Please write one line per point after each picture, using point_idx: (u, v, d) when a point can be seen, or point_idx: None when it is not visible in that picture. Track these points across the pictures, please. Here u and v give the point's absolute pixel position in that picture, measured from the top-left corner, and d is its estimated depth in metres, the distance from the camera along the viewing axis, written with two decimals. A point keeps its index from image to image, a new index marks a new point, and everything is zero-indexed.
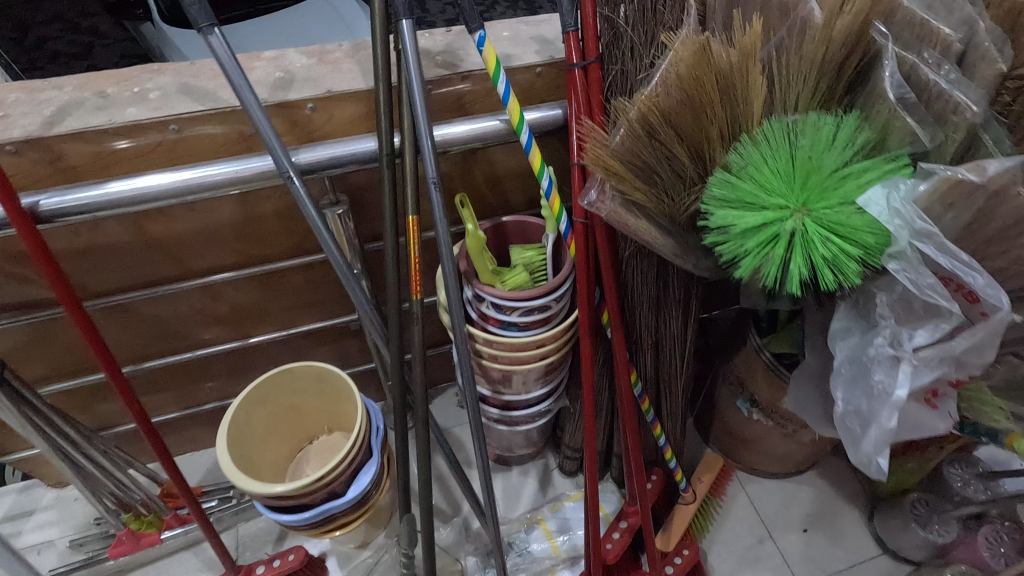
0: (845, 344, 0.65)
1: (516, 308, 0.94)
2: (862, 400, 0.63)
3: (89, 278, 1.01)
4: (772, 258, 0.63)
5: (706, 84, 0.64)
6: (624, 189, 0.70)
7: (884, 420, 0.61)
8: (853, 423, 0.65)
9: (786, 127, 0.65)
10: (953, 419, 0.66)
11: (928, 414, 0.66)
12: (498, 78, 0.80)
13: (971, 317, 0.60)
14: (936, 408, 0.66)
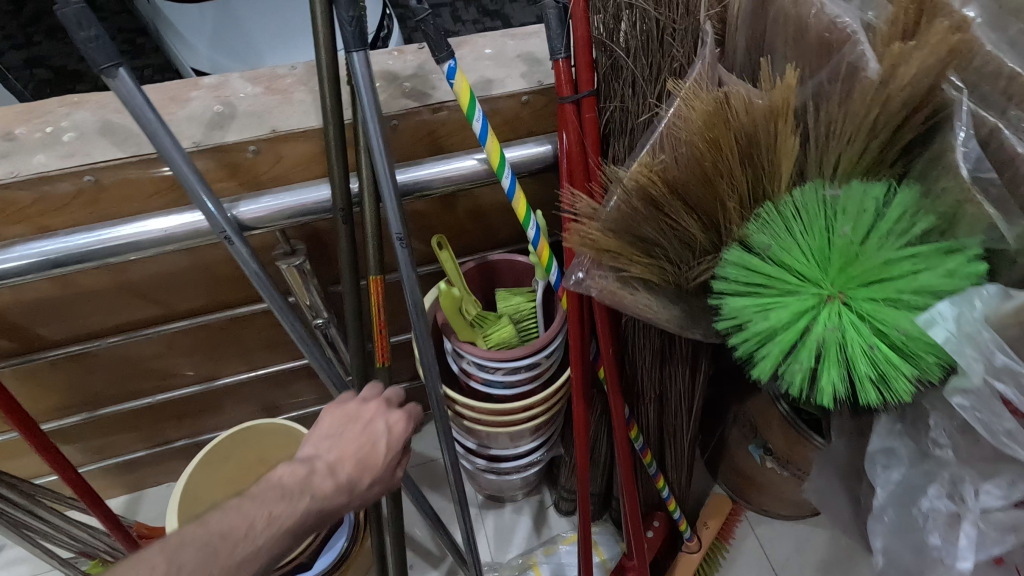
0: (886, 480, 0.55)
1: (500, 368, 0.84)
2: (909, 558, 0.54)
3: (28, 326, 0.91)
4: (800, 370, 0.51)
5: (721, 151, 0.51)
6: (619, 266, 0.57)
7: None
8: None
9: (824, 205, 0.52)
10: None
11: None
12: (472, 116, 0.67)
13: None
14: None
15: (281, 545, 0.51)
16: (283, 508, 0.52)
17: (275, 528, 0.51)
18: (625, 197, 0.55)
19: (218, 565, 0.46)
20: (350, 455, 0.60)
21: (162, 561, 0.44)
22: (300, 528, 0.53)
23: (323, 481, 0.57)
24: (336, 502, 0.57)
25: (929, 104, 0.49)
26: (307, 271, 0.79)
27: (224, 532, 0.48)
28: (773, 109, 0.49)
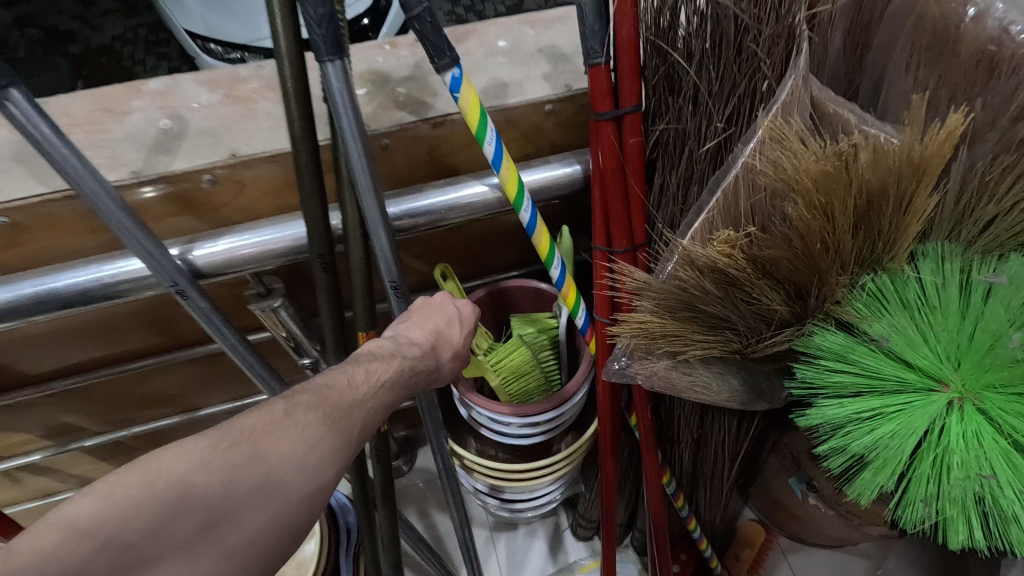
0: None
1: (514, 422, 0.71)
2: None
3: None
4: (922, 506, 0.38)
5: (838, 218, 0.37)
6: (675, 350, 0.45)
7: None
8: None
9: (966, 288, 0.39)
10: None
11: None
12: (482, 138, 0.52)
13: None
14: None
15: (386, 406, 0.41)
16: (379, 365, 0.43)
17: (389, 374, 0.42)
18: (690, 269, 0.42)
19: (331, 407, 0.37)
20: (431, 327, 0.51)
21: (278, 403, 0.36)
22: (403, 386, 0.44)
23: (417, 346, 0.48)
24: (429, 367, 0.48)
25: None
26: (286, 314, 0.66)
27: (329, 375, 0.39)
28: (910, 163, 0.36)
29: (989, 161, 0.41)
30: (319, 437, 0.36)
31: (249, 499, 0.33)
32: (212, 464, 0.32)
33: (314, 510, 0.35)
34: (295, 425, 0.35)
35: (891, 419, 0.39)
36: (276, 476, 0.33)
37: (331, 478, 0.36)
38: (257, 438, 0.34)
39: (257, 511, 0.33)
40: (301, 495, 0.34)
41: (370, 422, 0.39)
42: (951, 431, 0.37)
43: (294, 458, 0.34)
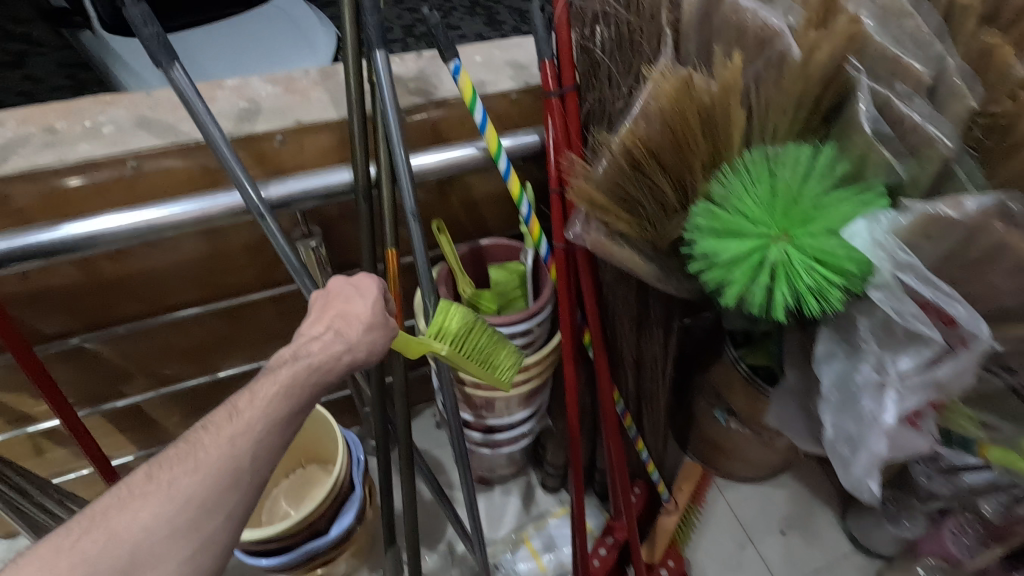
0: (830, 369, 0.63)
1: (498, 334, 0.94)
2: (851, 425, 0.62)
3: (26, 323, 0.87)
4: (757, 285, 0.64)
5: (689, 118, 0.63)
6: (606, 222, 0.70)
7: (874, 446, 0.59)
8: (841, 448, 0.63)
9: (767, 157, 0.65)
10: (935, 438, 0.62)
11: (913, 434, 0.61)
12: (474, 107, 0.78)
13: (952, 343, 0.57)
14: (920, 430, 0.61)
15: (272, 424, 0.54)
16: (267, 385, 0.55)
17: (265, 398, 0.55)
18: (613, 164, 0.67)
19: (197, 464, 0.51)
20: (335, 317, 0.62)
21: (145, 476, 0.50)
22: (293, 394, 0.56)
23: (316, 343, 0.60)
24: (336, 355, 0.60)
25: (838, 84, 0.62)
26: (320, 252, 0.87)
27: (205, 432, 0.53)
28: (724, 84, 0.62)
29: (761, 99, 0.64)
30: (181, 506, 0.49)
31: (133, 572, 0.47)
32: (84, 554, 0.46)
33: (201, 559, 0.49)
34: (159, 490, 0.49)
35: (734, 238, 0.64)
36: (147, 544, 0.47)
37: (209, 527, 0.50)
38: (119, 517, 0.48)
39: None
40: (179, 552, 0.48)
41: (252, 458, 0.52)
42: (765, 237, 0.62)
43: (154, 528, 0.48)
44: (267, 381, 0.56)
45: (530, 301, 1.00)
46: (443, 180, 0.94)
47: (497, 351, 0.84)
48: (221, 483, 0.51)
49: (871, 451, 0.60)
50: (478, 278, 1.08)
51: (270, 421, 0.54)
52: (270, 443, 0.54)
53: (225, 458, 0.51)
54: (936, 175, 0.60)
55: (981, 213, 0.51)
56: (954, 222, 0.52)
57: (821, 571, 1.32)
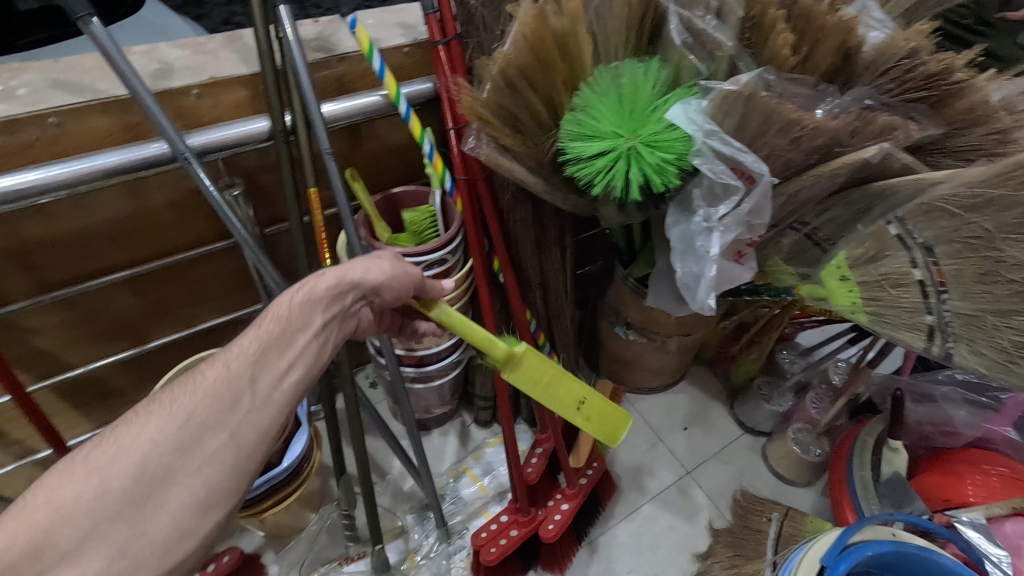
0: (676, 226, 0.84)
1: (417, 264, 1.07)
2: (692, 263, 0.84)
3: None
4: (616, 173, 0.81)
5: (547, 43, 0.80)
6: (494, 136, 0.85)
7: (708, 272, 0.82)
8: (689, 280, 0.85)
9: (610, 73, 0.84)
10: (751, 270, 0.86)
11: (736, 267, 0.85)
12: (372, 56, 0.90)
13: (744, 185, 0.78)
14: (743, 264, 0.86)
15: (263, 344, 0.66)
16: (268, 318, 0.69)
17: (257, 328, 0.67)
18: (495, 87, 0.81)
19: (202, 387, 0.62)
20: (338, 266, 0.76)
21: (160, 404, 0.60)
22: (283, 321, 0.69)
23: (312, 279, 0.73)
24: (317, 285, 0.72)
25: (651, 11, 0.84)
26: (242, 200, 0.94)
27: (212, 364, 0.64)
28: (570, 14, 0.79)
29: (603, 25, 0.83)
30: (189, 418, 0.59)
31: (156, 474, 0.56)
32: (110, 464, 0.55)
33: (210, 463, 0.59)
34: (170, 409, 0.60)
35: (595, 137, 0.82)
36: (167, 448, 0.57)
37: (216, 435, 0.60)
38: (137, 432, 0.57)
39: (160, 484, 0.56)
40: (192, 456, 0.58)
41: (246, 375, 0.64)
42: (617, 133, 0.80)
43: (168, 436, 0.57)
44: (266, 314, 0.69)
45: (441, 232, 1.14)
46: (352, 131, 1.05)
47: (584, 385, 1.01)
48: (223, 397, 0.61)
49: (708, 274, 0.82)
50: (395, 224, 1.20)
51: (261, 345, 0.66)
52: (265, 366, 0.66)
53: (224, 379, 0.63)
54: (727, 71, 0.79)
55: (749, 86, 0.71)
56: (737, 92, 0.71)
57: (719, 454, 1.56)
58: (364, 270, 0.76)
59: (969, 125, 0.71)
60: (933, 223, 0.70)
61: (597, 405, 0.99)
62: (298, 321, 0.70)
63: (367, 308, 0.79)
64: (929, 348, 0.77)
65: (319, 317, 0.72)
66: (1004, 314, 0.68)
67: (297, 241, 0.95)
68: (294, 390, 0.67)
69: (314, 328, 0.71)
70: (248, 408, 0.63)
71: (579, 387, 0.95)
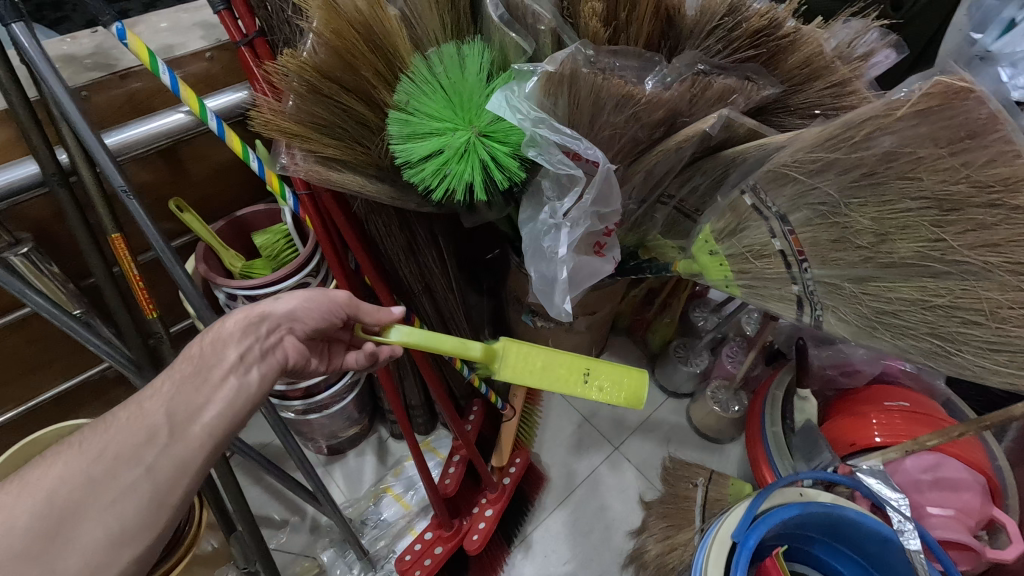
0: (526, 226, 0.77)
1: (272, 294, 0.95)
2: (543, 263, 0.78)
3: None
4: (452, 175, 0.72)
5: (347, 36, 0.69)
6: (313, 148, 0.74)
7: (559, 274, 0.76)
8: (542, 282, 0.79)
9: (426, 61, 0.73)
10: (615, 263, 0.83)
11: (597, 260, 0.81)
12: (156, 68, 0.75)
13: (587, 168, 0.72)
14: (604, 256, 0.82)
15: (176, 378, 0.54)
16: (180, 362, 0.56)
17: (168, 369, 0.54)
18: (296, 95, 0.71)
19: (109, 426, 0.49)
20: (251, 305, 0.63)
21: (66, 446, 0.48)
22: (194, 359, 0.56)
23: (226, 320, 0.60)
24: (224, 324, 0.59)
25: None
26: (37, 259, 0.81)
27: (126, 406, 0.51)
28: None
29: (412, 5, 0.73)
30: (100, 455, 0.47)
31: (63, 517, 0.44)
32: (11, 506, 0.43)
33: (126, 497, 0.46)
34: (77, 449, 0.47)
35: (424, 137, 0.72)
36: (72, 488, 0.45)
37: (130, 472, 0.47)
38: (39, 478, 0.45)
39: (69, 523, 0.44)
40: (104, 498, 0.46)
41: (160, 406, 0.51)
42: (447, 128, 0.71)
43: (75, 478, 0.45)
44: (178, 358, 0.57)
45: (299, 249, 1.01)
46: (167, 155, 0.91)
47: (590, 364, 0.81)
48: (138, 428, 0.49)
49: (560, 277, 0.76)
50: (248, 249, 1.07)
51: (175, 379, 0.53)
52: (183, 400, 0.52)
53: (136, 414, 0.50)
54: (554, 46, 0.70)
55: (568, 62, 0.63)
56: (555, 74, 0.63)
57: (645, 424, 1.55)
58: (276, 301, 0.65)
59: (806, 80, 0.65)
60: (781, 190, 0.65)
61: (610, 371, 0.78)
62: (211, 356, 0.56)
63: (293, 337, 0.66)
64: (801, 318, 0.71)
65: (236, 348, 0.58)
66: (860, 281, 0.63)
67: (112, 294, 0.83)
68: (221, 425, 0.53)
69: (233, 361, 0.57)
70: (172, 437, 0.49)
71: (576, 356, 0.77)
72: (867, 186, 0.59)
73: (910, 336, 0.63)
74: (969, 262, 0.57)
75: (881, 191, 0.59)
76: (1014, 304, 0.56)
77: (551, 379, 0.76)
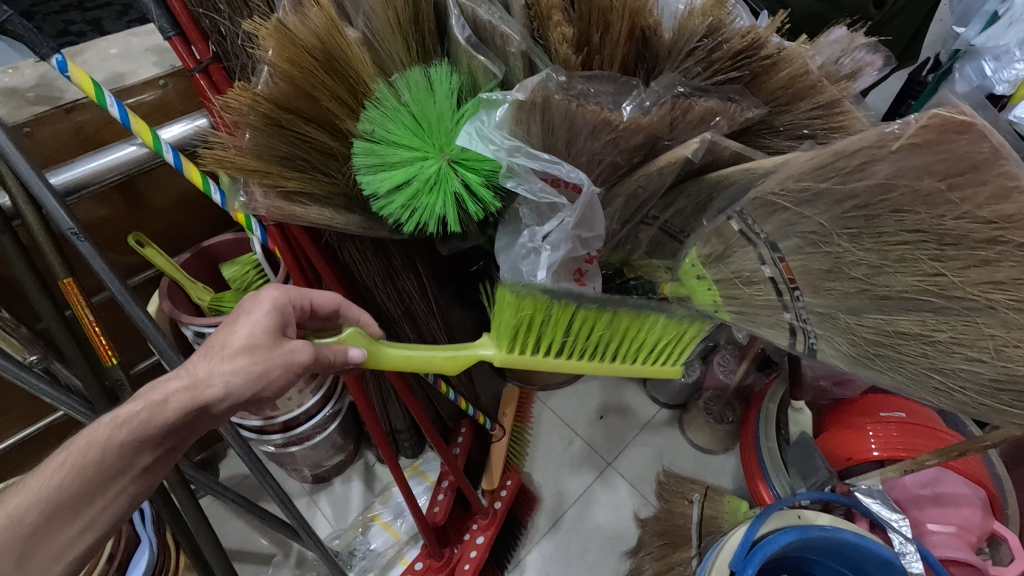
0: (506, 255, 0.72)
1: None
2: None
3: None
4: (422, 206, 0.68)
5: (304, 64, 0.64)
6: (274, 183, 0.69)
7: None
8: None
9: (390, 87, 0.69)
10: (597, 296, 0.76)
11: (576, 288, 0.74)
12: (104, 102, 0.70)
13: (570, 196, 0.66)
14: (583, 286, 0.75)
15: (64, 491, 0.42)
16: (75, 461, 0.43)
17: (49, 475, 0.42)
18: (254, 127, 0.66)
19: None
20: (195, 386, 0.48)
21: None
22: (90, 467, 0.43)
23: (155, 403, 0.46)
24: (151, 417, 0.46)
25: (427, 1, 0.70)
26: None
27: None
28: (323, 22, 0.64)
29: (373, 28, 0.69)
30: None
31: None
32: None
33: None
34: None
35: (390, 168, 0.68)
36: None
37: None
38: None
39: None
40: None
41: (25, 536, 0.40)
42: (415, 157, 0.67)
43: None
44: (73, 447, 0.44)
45: (271, 279, 0.97)
46: (123, 188, 0.86)
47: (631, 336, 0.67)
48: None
49: None
50: (218, 281, 1.03)
51: (57, 498, 0.42)
52: (55, 528, 0.42)
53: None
54: (526, 71, 0.66)
55: (539, 89, 0.59)
56: (524, 103, 0.60)
57: (638, 437, 1.51)
58: (228, 379, 0.49)
59: (791, 100, 0.62)
60: (770, 216, 0.61)
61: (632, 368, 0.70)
62: (117, 463, 0.44)
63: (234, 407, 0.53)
64: (794, 345, 0.66)
65: (150, 456, 0.47)
66: (855, 312, 0.60)
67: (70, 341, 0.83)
68: None
69: (141, 469, 0.46)
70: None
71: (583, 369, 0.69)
72: (860, 217, 0.56)
73: (912, 371, 0.59)
74: (970, 299, 0.53)
75: (874, 223, 0.55)
76: (1019, 341, 0.53)
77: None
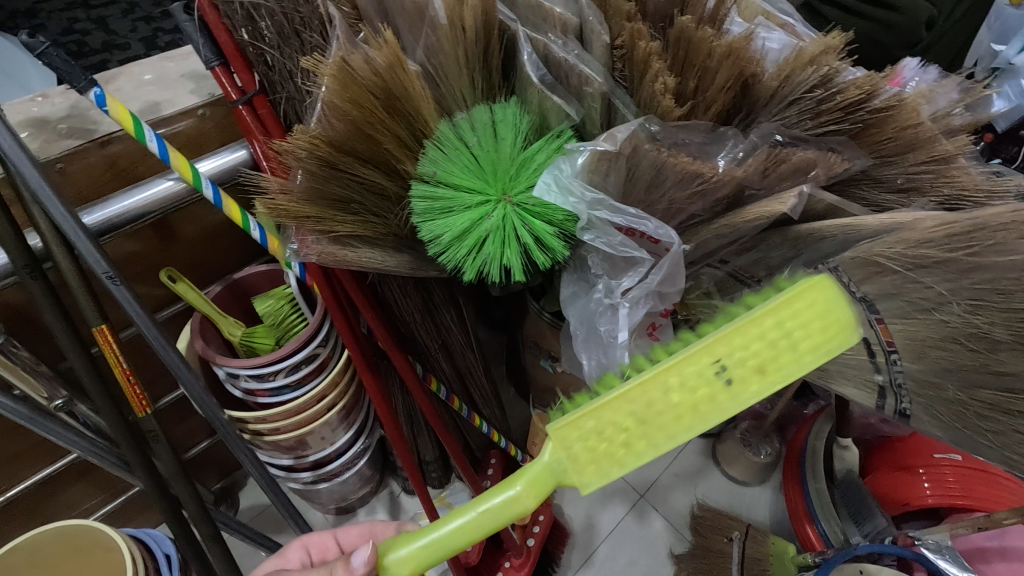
0: (575, 307, 0.69)
1: (277, 372, 0.86)
2: (600, 353, 0.66)
3: None
4: (488, 256, 0.62)
5: (365, 104, 0.59)
6: (327, 229, 0.64)
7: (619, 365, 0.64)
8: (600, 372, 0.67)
9: (455, 128, 0.64)
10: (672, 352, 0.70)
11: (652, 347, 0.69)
12: (143, 136, 0.64)
13: (657, 253, 0.62)
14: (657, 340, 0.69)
15: None
16: None
17: None
18: (305, 169, 0.61)
19: None
20: None
21: None
22: None
23: None
24: None
25: (497, 35, 0.66)
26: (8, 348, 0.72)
27: None
28: (387, 60, 0.59)
29: (436, 64, 0.64)
30: None
31: None
32: None
33: None
34: None
35: (453, 213, 0.62)
36: None
37: None
38: None
39: None
40: None
41: None
42: (482, 202, 0.62)
43: None
44: None
45: (307, 318, 0.92)
46: (156, 223, 0.81)
47: (730, 315, 0.47)
48: None
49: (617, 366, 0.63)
50: (248, 315, 0.98)
51: None
52: None
53: None
54: (603, 114, 0.63)
55: (632, 139, 0.56)
56: (614, 154, 0.56)
57: (670, 467, 1.47)
58: None
59: (900, 151, 0.59)
60: (871, 279, 0.56)
61: (772, 323, 0.43)
62: None
63: None
64: (883, 408, 0.59)
65: None
66: (968, 385, 0.55)
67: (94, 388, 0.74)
68: None
69: None
70: None
71: (692, 354, 0.43)
72: (993, 292, 0.51)
73: None
74: None
75: (1013, 299, 0.51)
76: None
77: (664, 433, 0.44)
